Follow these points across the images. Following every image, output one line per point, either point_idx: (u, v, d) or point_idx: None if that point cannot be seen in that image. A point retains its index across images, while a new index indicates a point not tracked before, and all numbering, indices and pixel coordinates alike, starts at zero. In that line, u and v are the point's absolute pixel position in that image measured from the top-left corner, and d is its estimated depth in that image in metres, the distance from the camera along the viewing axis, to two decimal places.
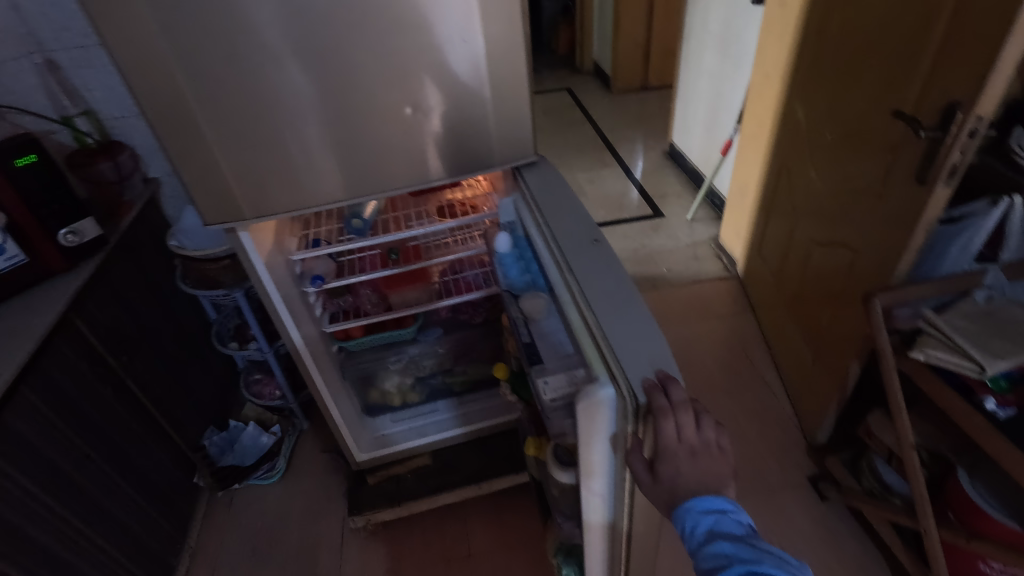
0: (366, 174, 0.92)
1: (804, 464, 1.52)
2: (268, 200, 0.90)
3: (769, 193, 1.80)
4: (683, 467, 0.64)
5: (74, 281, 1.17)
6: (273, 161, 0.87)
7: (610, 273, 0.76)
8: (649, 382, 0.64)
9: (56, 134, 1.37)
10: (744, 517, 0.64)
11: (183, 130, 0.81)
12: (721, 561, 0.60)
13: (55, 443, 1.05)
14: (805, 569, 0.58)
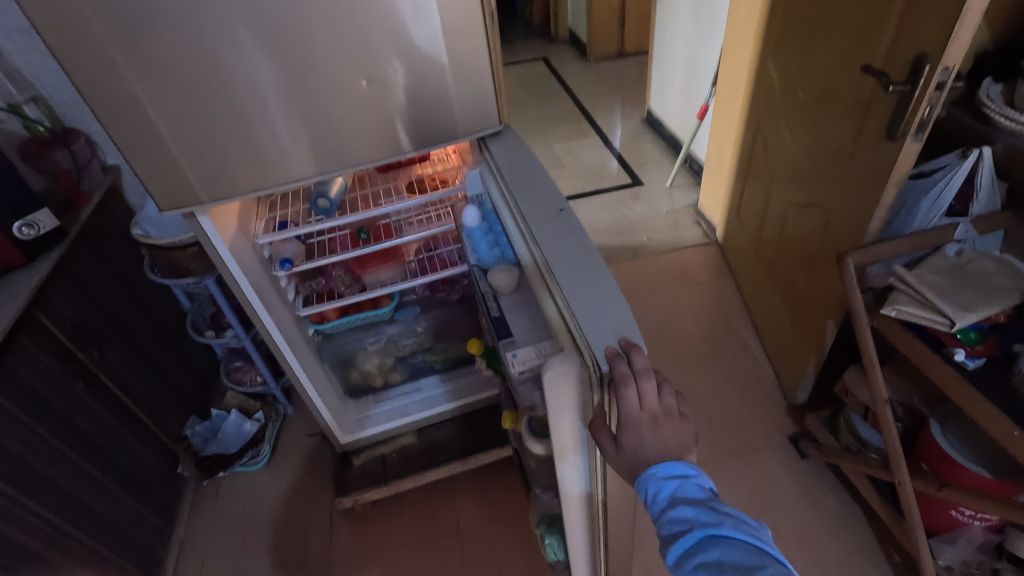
0: (326, 152, 0.89)
1: (784, 424, 1.54)
2: (224, 183, 0.87)
3: (746, 155, 1.79)
4: (647, 435, 0.64)
5: (35, 275, 1.11)
6: (226, 142, 0.83)
7: (576, 242, 0.75)
8: (611, 351, 0.63)
9: (5, 124, 1.29)
10: (707, 482, 0.65)
11: (126, 114, 0.76)
12: (682, 526, 0.60)
13: (26, 441, 1.03)
14: (763, 531, 0.60)
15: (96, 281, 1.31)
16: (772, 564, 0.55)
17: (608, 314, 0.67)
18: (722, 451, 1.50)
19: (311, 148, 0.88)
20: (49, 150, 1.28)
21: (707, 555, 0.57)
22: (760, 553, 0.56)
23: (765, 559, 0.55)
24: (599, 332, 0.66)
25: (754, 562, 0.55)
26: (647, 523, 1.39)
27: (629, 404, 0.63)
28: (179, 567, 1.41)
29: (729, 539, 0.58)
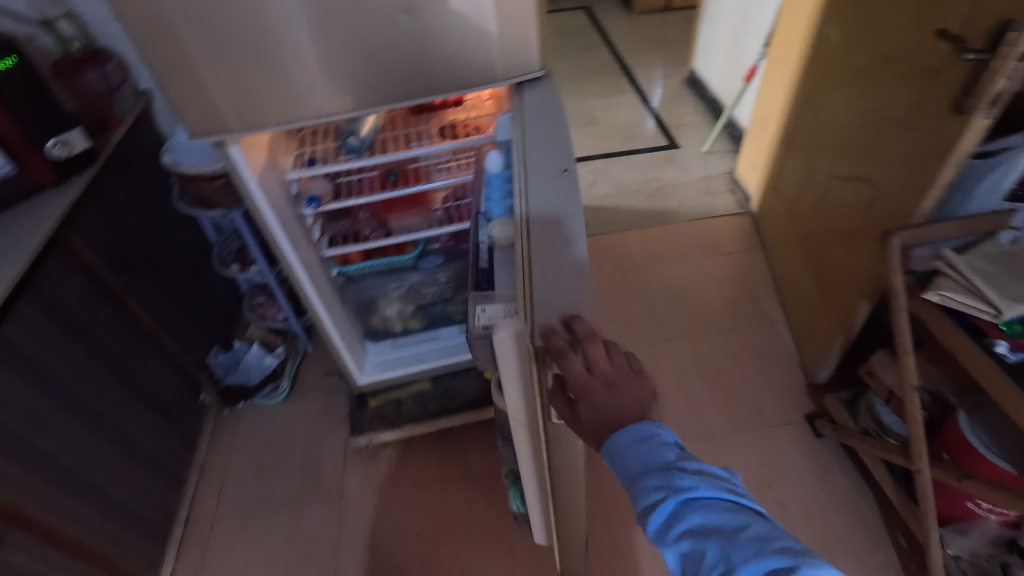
0: (362, 86, 0.86)
1: (802, 401, 1.52)
2: (255, 112, 0.84)
3: (792, 123, 1.71)
4: (602, 402, 0.63)
5: (66, 196, 1.13)
6: (258, 69, 0.80)
7: (563, 205, 0.75)
8: (549, 326, 0.65)
9: (38, 39, 1.28)
10: (672, 437, 0.63)
11: (159, 32, 0.73)
12: (659, 494, 0.59)
13: (56, 358, 1.07)
14: (730, 480, 0.61)
15: (124, 205, 1.31)
16: (750, 518, 0.57)
17: (569, 287, 0.68)
18: (735, 424, 1.49)
19: (342, 81, 0.84)
20: (81, 71, 1.28)
21: (689, 521, 0.58)
22: (738, 508, 0.59)
23: (743, 512, 0.58)
24: (549, 305, 0.67)
25: (737, 522, 0.56)
26: None
27: (571, 372, 0.63)
28: (198, 488, 1.47)
29: (705, 500, 0.58)
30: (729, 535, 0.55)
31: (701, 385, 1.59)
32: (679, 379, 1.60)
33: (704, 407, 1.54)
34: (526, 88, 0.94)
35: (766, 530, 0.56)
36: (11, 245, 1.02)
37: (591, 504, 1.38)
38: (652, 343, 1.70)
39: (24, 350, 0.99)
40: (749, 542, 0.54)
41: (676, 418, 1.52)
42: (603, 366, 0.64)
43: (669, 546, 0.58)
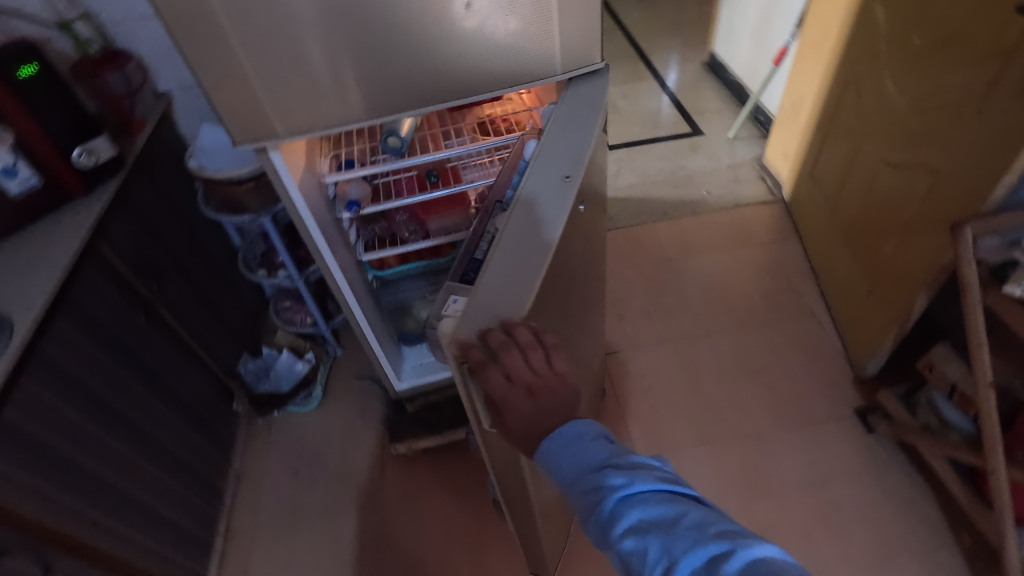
0: (414, 83, 0.80)
1: (851, 395, 1.48)
2: (302, 114, 0.79)
3: (832, 109, 1.64)
4: (527, 410, 0.68)
5: (97, 206, 1.08)
6: (307, 69, 0.74)
7: (548, 210, 0.76)
8: (465, 340, 0.65)
9: (54, 42, 1.21)
10: (602, 434, 0.70)
11: (203, 30, 0.68)
12: (594, 494, 0.64)
13: (98, 375, 1.03)
14: (664, 472, 0.65)
15: (151, 211, 1.27)
16: (687, 506, 0.59)
17: (516, 297, 0.69)
18: (783, 420, 1.45)
19: (395, 78, 0.78)
20: (101, 72, 1.22)
21: (630, 517, 0.60)
22: (675, 496, 0.61)
23: (680, 500, 0.60)
24: (482, 311, 0.68)
25: (674, 513, 0.59)
26: (704, 486, 1.36)
27: (493, 386, 0.66)
28: (236, 498, 1.44)
29: (640, 495, 0.61)
30: (667, 527, 0.57)
31: (746, 380, 1.54)
32: (722, 375, 1.56)
33: (750, 403, 1.50)
34: (579, 82, 0.89)
35: (704, 516, 0.58)
36: (46, 259, 0.98)
37: None
38: (691, 338, 1.66)
39: (69, 368, 0.96)
40: (687, 531, 0.56)
41: (722, 416, 1.48)
42: (527, 375, 0.66)
43: (615, 546, 0.61)
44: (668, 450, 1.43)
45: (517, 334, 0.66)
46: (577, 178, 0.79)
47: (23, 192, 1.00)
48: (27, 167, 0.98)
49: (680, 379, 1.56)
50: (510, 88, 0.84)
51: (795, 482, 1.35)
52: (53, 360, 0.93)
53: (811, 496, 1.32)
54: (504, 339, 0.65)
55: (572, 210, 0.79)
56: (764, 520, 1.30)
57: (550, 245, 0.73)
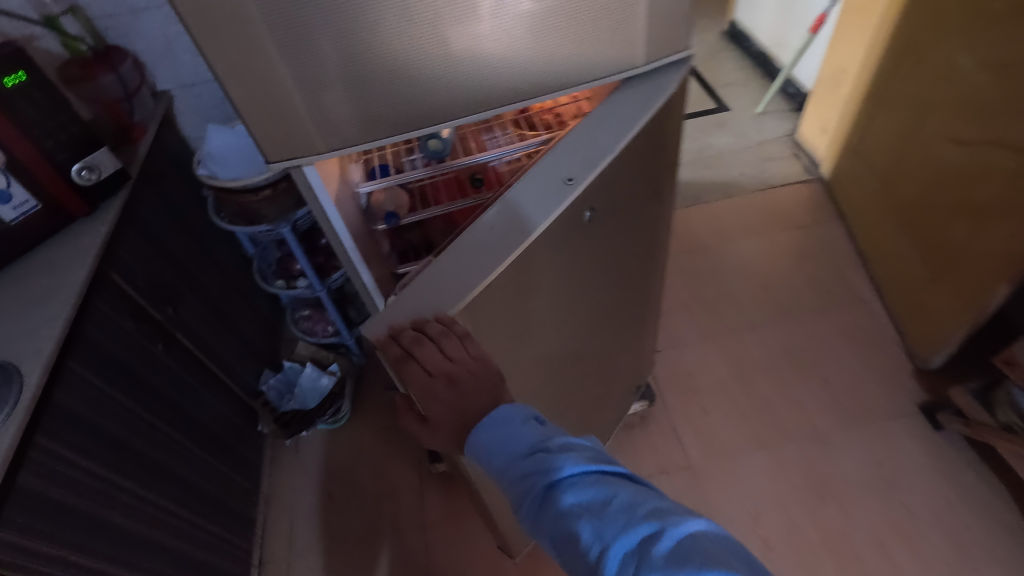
0: (480, 87, 0.67)
1: (913, 389, 1.40)
2: (348, 128, 0.66)
3: (886, 82, 1.52)
4: (451, 401, 0.62)
5: (101, 226, 0.97)
6: (355, 74, 0.61)
7: (531, 212, 0.68)
8: (382, 339, 0.62)
9: (40, 40, 1.09)
10: (528, 411, 0.63)
11: (232, 33, 0.55)
12: (522, 482, 0.57)
13: (119, 419, 0.93)
14: (592, 448, 0.58)
15: (160, 227, 1.15)
16: (617, 485, 0.53)
17: (457, 291, 0.63)
18: (842, 418, 1.37)
19: (458, 82, 0.65)
20: (94, 74, 1.09)
21: (558, 504, 0.53)
22: (607, 475, 0.54)
23: (610, 478, 0.54)
24: (420, 296, 0.64)
25: (604, 494, 0.52)
26: (766, 493, 1.29)
27: (412, 381, 0.62)
28: (267, 522, 1.36)
29: (568, 475, 0.54)
30: (596, 511, 0.50)
31: (799, 376, 1.46)
32: (774, 371, 1.47)
33: (806, 401, 1.41)
34: (649, 77, 0.77)
35: (635, 495, 0.52)
36: (48, 292, 0.87)
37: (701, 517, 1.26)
38: (738, 332, 1.56)
39: (86, 417, 0.86)
40: (618, 514, 0.50)
41: (778, 416, 1.40)
42: (441, 365, 0.60)
43: (545, 534, 0.54)
44: (723, 455, 1.35)
45: (429, 328, 0.61)
46: (579, 185, 0.69)
47: (19, 218, 0.89)
48: (20, 188, 0.88)
49: (729, 377, 1.48)
50: (580, 86, 0.72)
51: (862, 486, 1.27)
52: (68, 410, 0.83)
53: (881, 500, 1.25)
54: (412, 335, 0.61)
55: (570, 218, 0.70)
56: (833, 529, 1.23)
57: (514, 251, 0.65)
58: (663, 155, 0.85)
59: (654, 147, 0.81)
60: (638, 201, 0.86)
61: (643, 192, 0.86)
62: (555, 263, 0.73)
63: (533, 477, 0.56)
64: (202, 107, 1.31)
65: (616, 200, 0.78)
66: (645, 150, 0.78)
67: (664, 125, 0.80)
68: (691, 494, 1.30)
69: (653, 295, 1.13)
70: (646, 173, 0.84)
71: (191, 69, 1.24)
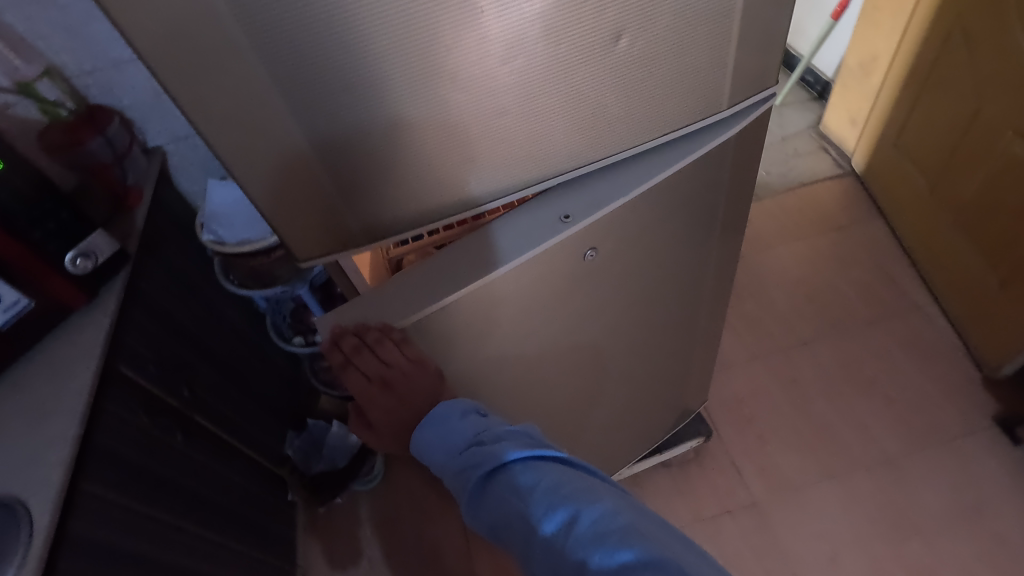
0: (529, 151, 0.56)
1: (983, 402, 1.32)
2: (383, 212, 0.56)
3: (932, 71, 1.41)
4: (391, 400, 0.67)
5: (102, 317, 0.87)
6: (384, 159, 0.51)
7: (514, 245, 0.62)
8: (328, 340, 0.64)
9: (14, 107, 0.97)
10: (469, 407, 0.69)
11: (255, 130, 0.45)
12: (462, 473, 0.64)
13: (140, 535, 0.83)
14: (524, 432, 0.65)
15: (170, 304, 1.04)
16: (544, 471, 0.58)
17: (409, 306, 0.62)
18: (912, 439, 1.29)
19: (502, 149, 0.55)
20: (80, 139, 0.99)
21: (491, 493, 0.60)
22: (540, 460, 0.60)
23: (542, 463, 0.59)
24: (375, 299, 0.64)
25: (530, 481, 0.57)
26: (840, 531, 1.20)
27: (354, 381, 0.66)
28: None
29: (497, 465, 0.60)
30: (522, 495, 0.56)
31: (858, 395, 1.37)
32: (831, 391, 1.38)
33: (871, 423, 1.32)
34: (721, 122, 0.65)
35: (559, 478, 0.57)
36: (51, 405, 0.77)
37: (773, 562, 1.18)
38: (787, 350, 1.46)
39: (110, 545, 0.77)
40: (542, 497, 0.55)
41: (842, 442, 1.31)
42: (378, 371, 0.63)
43: (482, 519, 0.61)
44: (790, 490, 1.26)
45: (366, 336, 0.62)
46: (575, 224, 0.63)
47: (11, 319, 0.79)
48: (11, 288, 0.77)
49: (785, 402, 1.38)
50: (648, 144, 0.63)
51: (944, 515, 1.19)
52: (89, 541, 0.73)
53: (965, 528, 1.18)
54: (354, 343, 0.63)
55: (566, 253, 0.65)
56: (918, 565, 1.15)
57: (479, 282, 0.61)
58: (723, 201, 0.77)
59: (709, 188, 0.73)
60: (679, 244, 0.79)
61: (689, 235, 0.78)
62: (542, 292, 0.69)
63: (474, 470, 0.62)
64: (200, 159, 1.20)
65: (639, 239, 0.72)
66: (690, 194, 0.71)
67: (726, 166, 0.71)
68: (758, 536, 1.21)
69: (710, 335, 1.04)
70: (699, 220, 0.77)
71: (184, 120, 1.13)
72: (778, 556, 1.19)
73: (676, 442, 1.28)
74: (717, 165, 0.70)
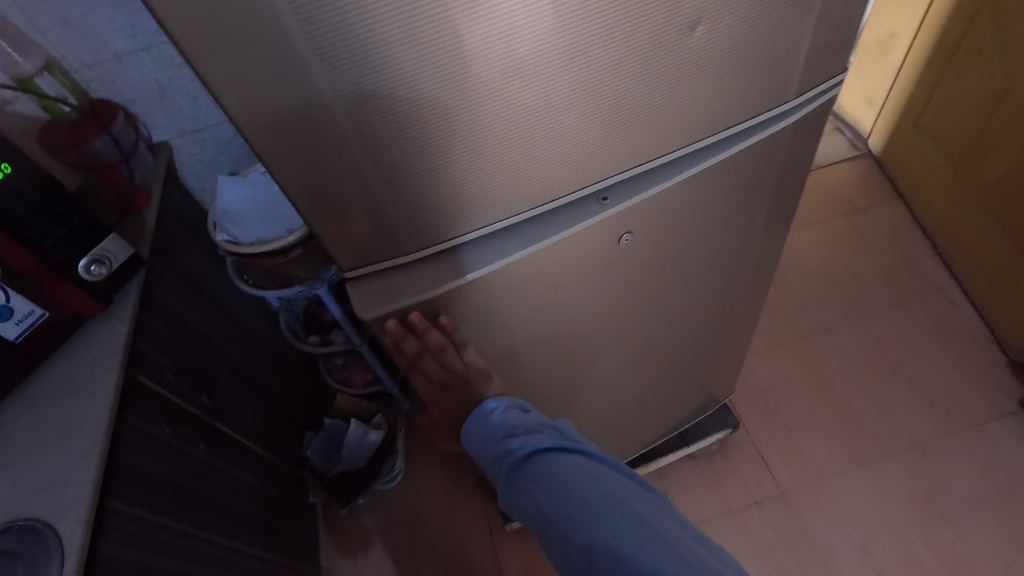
0: (583, 146, 0.53)
1: (1011, 386, 1.31)
2: (425, 213, 0.52)
3: (957, 48, 1.37)
4: (451, 404, 0.70)
5: (120, 326, 0.83)
6: (432, 156, 0.47)
7: (551, 232, 0.59)
8: (390, 332, 0.60)
9: (14, 103, 0.92)
10: (510, 404, 0.66)
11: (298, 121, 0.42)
12: (499, 462, 0.64)
13: (169, 551, 0.79)
14: (557, 428, 0.63)
15: (185, 308, 1.00)
16: (567, 461, 0.58)
17: (431, 280, 0.57)
18: (939, 425, 1.28)
19: (554, 145, 0.51)
20: (84, 138, 0.93)
21: (520, 480, 0.60)
22: (563, 451, 0.60)
23: (563, 455, 0.59)
24: (408, 275, 0.57)
25: (551, 469, 0.58)
26: (871, 520, 1.19)
27: (418, 381, 0.69)
28: None
29: (527, 454, 0.60)
30: (542, 484, 0.57)
31: (884, 382, 1.35)
32: (856, 378, 1.37)
33: (897, 409, 1.31)
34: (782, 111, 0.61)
35: (577, 467, 0.57)
36: (72, 422, 0.73)
37: (805, 553, 1.17)
38: (808, 337, 1.45)
39: (142, 564, 0.73)
40: (556, 488, 0.55)
41: (869, 429, 1.29)
42: (438, 373, 0.67)
43: (512, 504, 0.62)
44: (819, 479, 1.25)
45: (430, 343, 0.62)
46: (613, 208, 0.59)
47: (25, 332, 0.76)
48: (22, 299, 0.74)
49: (809, 390, 1.37)
50: (707, 144, 0.59)
51: (975, 501, 1.18)
52: (122, 562, 0.70)
53: (997, 514, 1.17)
54: (417, 349, 0.63)
55: (602, 236, 0.62)
56: (951, 551, 1.14)
57: (505, 262, 0.58)
58: (772, 194, 0.73)
59: (759, 177, 0.69)
60: (724, 237, 0.75)
61: (732, 227, 0.74)
62: (574, 279, 0.66)
63: (507, 457, 0.62)
64: (207, 155, 1.16)
65: (678, 227, 0.67)
66: (741, 184, 0.68)
67: (780, 156, 0.67)
68: (789, 528, 1.20)
69: (744, 329, 1.02)
70: (745, 213, 0.74)
71: (190, 115, 1.08)
72: (810, 548, 1.17)
73: (703, 434, 1.26)
74: (771, 154, 0.66)
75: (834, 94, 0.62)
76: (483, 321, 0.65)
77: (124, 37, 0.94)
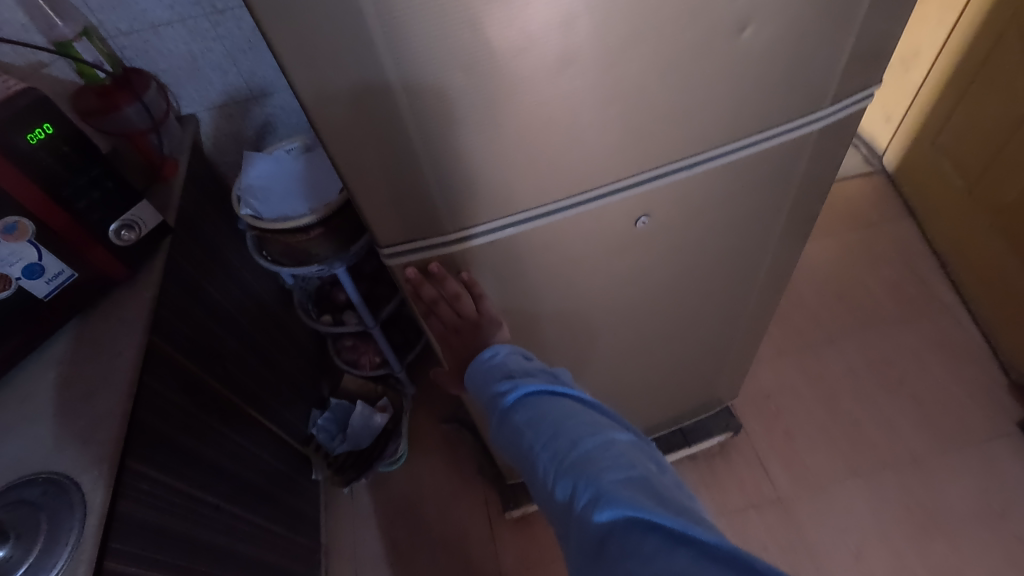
0: (619, 138, 0.54)
1: (1010, 406, 1.32)
2: (459, 191, 0.53)
3: (979, 69, 1.38)
4: (461, 354, 0.66)
5: (145, 292, 0.84)
6: (476, 135, 0.48)
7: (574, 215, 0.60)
8: (412, 278, 0.61)
9: (51, 66, 0.96)
10: (509, 349, 0.62)
11: (351, 90, 0.43)
12: (490, 405, 0.59)
13: (180, 514, 0.80)
14: (556, 376, 0.59)
15: (205, 279, 1.02)
16: (562, 405, 0.54)
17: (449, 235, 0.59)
18: (939, 442, 1.29)
19: (593, 134, 0.52)
20: (117, 105, 0.94)
21: (510, 424, 0.56)
22: (556, 396, 0.56)
23: (554, 399, 0.55)
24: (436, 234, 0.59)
25: (541, 414, 0.54)
26: (866, 529, 1.21)
27: (433, 326, 0.67)
28: None
29: (520, 397, 0.56)
30: (533, 429, 0.53)
31: (886, 395, 1.37)
32: (859, 390, 1.38)
33: (898, 422, 1.33)
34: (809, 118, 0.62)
35: (570, 412, 0.53)
36: (96, 382, 0.75)
37: (799, 558, 1.19)
38: (814, 347, 1.46)
39: (157, 524, 0.75)
40: (546, 434, 0.52)
41: (869, 440, 1.31)
42: (452, 322, 0.64)
43: (502, 446, 0.58)
44: (816, 487, 1.26)
45: (446, 288, 0.62)
46: (634, 195, 0.61)
47: (54, 291, 0.77)
48: (54, 257, 0.76)
49: (813, 400, 1.38)
50: (740, 147, 0.61)
51: (970, 517, 1.20)
52: (137, 521, 0.71)
53: (991, 531, 1.18)
54: (433, 295, 0.62)
55: (617, 216, 0.63)
56: (944, 564, 1.16)
57: (522, 229, 0.59)
58: (797, 202, 0.74)
59: (781, 182, 0.69)
60: (745, 239, 0.76)
61: (753, 228, 0.75)
62: (589, 256, 0.67)
63: (499, 400, 0.57)
64: (233, 130, 1.17)
65: (696, 217, 0.68)
66: (767, 187, 0.68)
67: (810, 162, 0.68)
68: (785, 532, 1.22)
69: (754, 335, 1.03)
70: (768, 218, 0.75)
71: (220, 89, 1.09)
72: (804, 553, 1.19)
73: (704, 435, 1.28)
74: (797, 161, 0.67)
75: (866, 106, 0.63)
76: (499, 283, 0.66)
77: (162, 7, 0.95)
